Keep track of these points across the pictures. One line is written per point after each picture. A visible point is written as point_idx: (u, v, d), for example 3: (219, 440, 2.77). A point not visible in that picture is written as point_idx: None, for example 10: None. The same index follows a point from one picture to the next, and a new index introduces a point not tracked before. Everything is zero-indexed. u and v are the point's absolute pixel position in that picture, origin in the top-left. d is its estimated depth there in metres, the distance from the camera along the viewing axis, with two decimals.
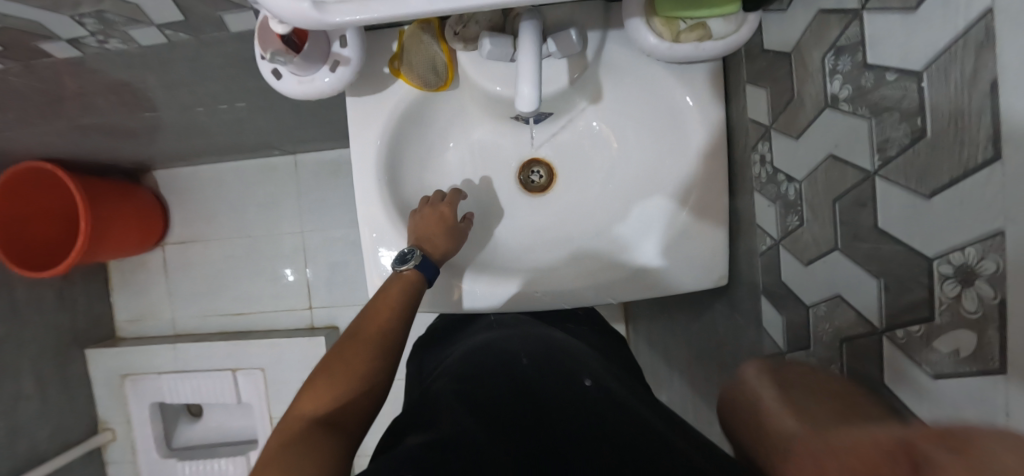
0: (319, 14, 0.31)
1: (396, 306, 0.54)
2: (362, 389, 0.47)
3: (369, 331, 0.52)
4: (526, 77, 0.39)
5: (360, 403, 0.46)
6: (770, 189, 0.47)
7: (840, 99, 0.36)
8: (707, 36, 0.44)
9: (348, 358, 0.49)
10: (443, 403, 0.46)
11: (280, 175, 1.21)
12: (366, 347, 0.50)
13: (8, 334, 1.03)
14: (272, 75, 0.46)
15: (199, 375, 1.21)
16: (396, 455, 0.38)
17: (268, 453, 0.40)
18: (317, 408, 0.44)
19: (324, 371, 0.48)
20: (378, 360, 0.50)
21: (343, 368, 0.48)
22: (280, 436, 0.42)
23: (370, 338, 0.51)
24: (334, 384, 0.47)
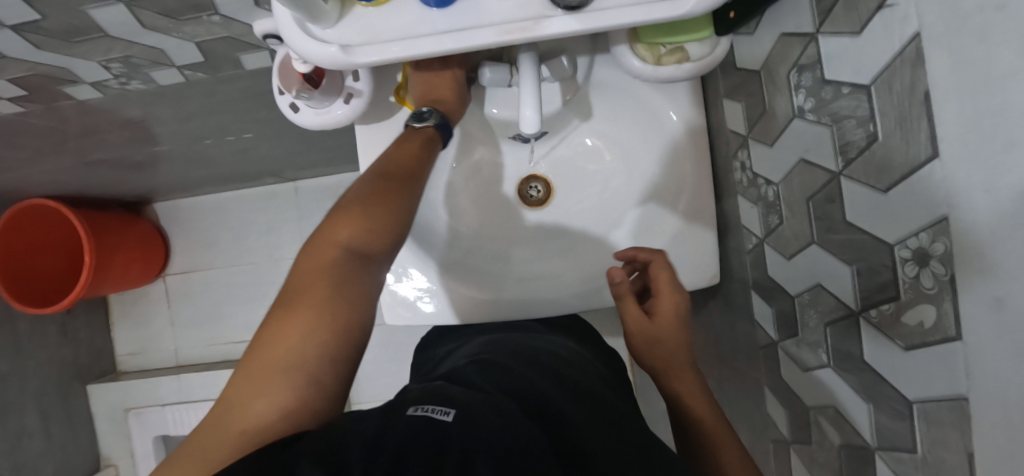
0: (346, 56, 0.35)
1: (402, 190, 0.47)
2: (392, 235, 0.44)
3: (376, 197, 0.45)
4: (530, 101, 0.44)
5: (383, 245, 0.44)
6: (752, 192, 0.52)
7: (806, 110, 0.41)
8: (685, 59, 0.49)
9: (367, 203, 0.44)
10: (453, 372, 0.47)
11: (280, 202, 1.24)
12: (372, 219, 0.43)
13: (12, 371, 1.03)
14: (290, 108, 0.49)
15: (204, 404, 1.21)
16: (426, 396, 0.39)
17: (306, 277, 0.41)
18: (352, 240, 0.42)
19: (331, 220, 0.43)
20: (382, 240, 0.44)
21: (349, 225, 0.43)
22: (318, 260, 0.42)
23: (376, 207, 0.44)
24: (369, 221, 0.43)
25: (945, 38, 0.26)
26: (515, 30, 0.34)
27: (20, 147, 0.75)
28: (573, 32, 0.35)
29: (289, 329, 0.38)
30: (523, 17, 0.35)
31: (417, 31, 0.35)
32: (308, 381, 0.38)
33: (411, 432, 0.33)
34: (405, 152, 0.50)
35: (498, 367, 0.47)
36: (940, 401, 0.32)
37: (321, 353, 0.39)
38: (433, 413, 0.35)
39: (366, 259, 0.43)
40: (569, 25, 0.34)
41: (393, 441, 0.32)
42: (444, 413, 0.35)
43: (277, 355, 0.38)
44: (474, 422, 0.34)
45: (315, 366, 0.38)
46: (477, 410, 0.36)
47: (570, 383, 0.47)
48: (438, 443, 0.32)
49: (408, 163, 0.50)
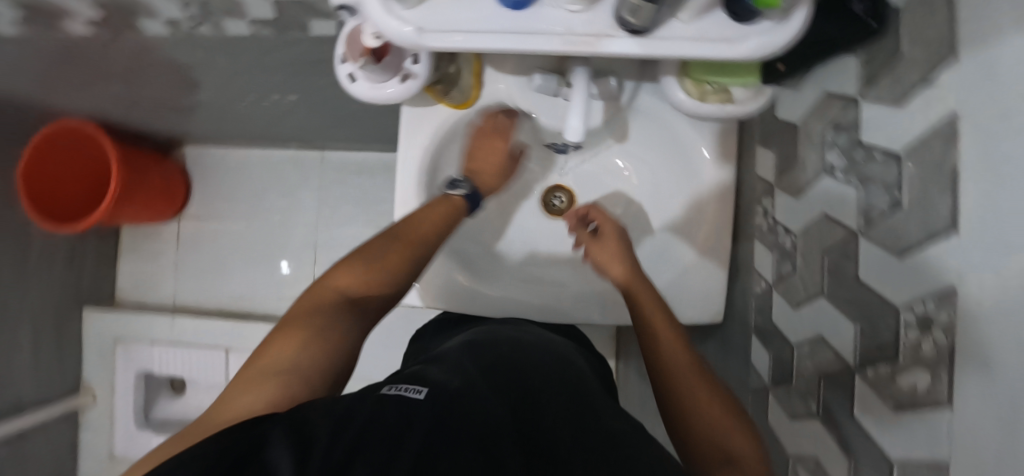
0: (417, 36, 0.37)
1: (406, 241, 0.51)
2: (389, 285, 0.49)
3: (377, 250, 0.50)
4: (576, 112, 0.46)
5: (380, 293, 0.49)
6: (769, 238, 0.53)
7: (835, 167, 0.43)
8: (728, 101, 0.51)
9: (372, 256, 0.49)
10: (442, 353, 0.49)
11: (304, 169, 1.27)
12: (371, 268, 0.48)
13: (17, 281, 1.05)
14: (347, 78, 0.51)
15: (192, 350, 1.23)
16: (407, 376, 0.41)
17: (304, 309, 0.45)
18: (351, 286, 0.47)
19: (334, 269, 0.49)
20: (379, 289, 0.49)
21: (349, 274, 0.48)
22: (316, 298, 0.46)
23: (379, 260, 0.49)
24: (370, 270, 0.48)
25: (979, 120, 0.28)
26: (576, 43, 0.36)
27: (78, 69, 0.78)
28: (632, 54, 0.37)
29: (278, 348, 0.41)
30: (588, 32, 0.37)
31: (486, 25, 0.37)
32: (289, 383, 0.39)
33: (378, 411, 0.34)
34: (429, 215, 0.54)
35: (483, 350, 0.48)
36: (920, 464, 0.33)
37: (306, 363, 0.40)
38: (405, 393, 0.37)
39: (357, 304, 0.47)
40: (629, 47, 0.36)
41: (358, 417, 0.33)
42: (414, 393, 0.37)
43: (265, 365, 0.40)
44: (443, 403, 0.36)
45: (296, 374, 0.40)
46: (451, 389, 0.38)
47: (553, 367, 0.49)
48: (402, 418, 0.33)
49: (427, 229, 0.53)
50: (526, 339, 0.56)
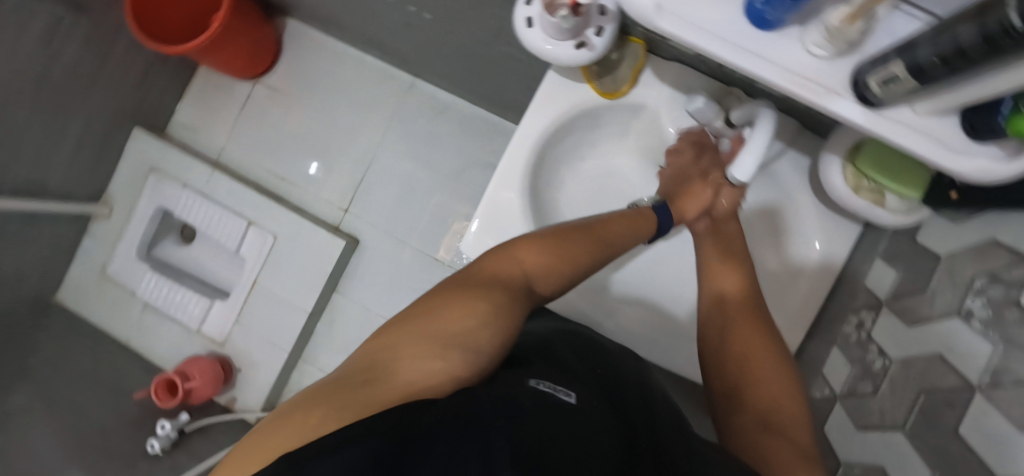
0: (654, 14, 0.35)
1: (589, 241, 0.51)
2: (565, 276, 0.49)
3: (564, 239, 0.50)
4: (755, 149, 0.41)
5: (553, 279, 0.49)
6: (855, 351, 0.52)
7: (975, 315, 0.40)
8: (881, 204, 0.49)
9: (558, 242, 0.49)
10: (539, 350, 0.49)
11: (389, 86, 1.26)
12: (551, 256, 0.48)
13: (89, 75, 1.04)
14: (524, 22, 0.49)
15: (215, 210, 1.22)
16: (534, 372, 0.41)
17: (488, 275, 0.44)
18: (534, 265, 0.47)
19: (518, 243, 0.48)
20: (557, 276, 0.49)
21: (535, 253, 0.48)
22: (500, 267, 0.46)
23: (564, 248, 0.49)
24: (554, 255, 0.48)
25: None
26: (805, 87, 0.35)
27: None
28: (851, 122, 0.35)
29: (464, 315, 0.39)
30: (820, 83, 0.35)
31: (726, 33, 0.35)
32: (476, 349, 0.38)
33: (549, 407, 0.35)
34: (619, 227, 0.54)
35: (585, 363, 0.49)
36: None
37: (494, 342, 0.39)
38: (558, 393, 0.38)
39: (533, 286, 0.47)
40: (854, 115, 0.34)
41: (537, 408, 0.34)
42: (565, 395, 0.38)
43: (450, 329, 0.38)
44: (593, 416, 0.37)
45: (484, 349, 0.38)
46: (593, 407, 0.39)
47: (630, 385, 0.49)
48: (576, 422, 0.34)
49: (618, 231, 0.54)
50: (605, 357, 0.55)
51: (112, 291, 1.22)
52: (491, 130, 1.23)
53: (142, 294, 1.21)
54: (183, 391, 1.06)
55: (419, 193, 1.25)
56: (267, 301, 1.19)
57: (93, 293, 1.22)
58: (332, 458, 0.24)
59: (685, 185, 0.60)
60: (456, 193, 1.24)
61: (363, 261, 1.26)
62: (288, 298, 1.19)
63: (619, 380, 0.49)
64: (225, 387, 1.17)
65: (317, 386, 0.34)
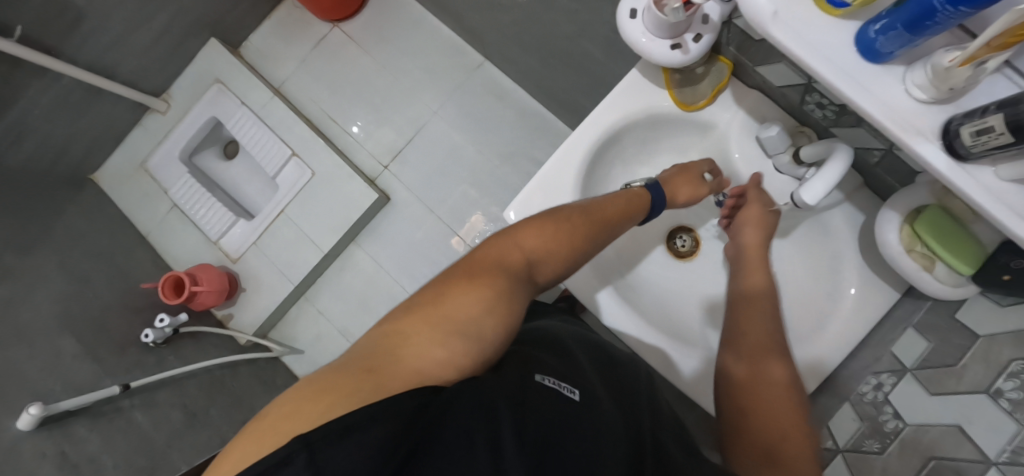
0: (769, 18, 0.36)
1: (603, 227, 0.48)
2: (569, 257, 0.46)
3: (563, 220, 0.46)
4: (827, 178, 0.42)
5: (559, 264, 0.45)
6: (867, 409, 0.53)
7: (1004, 395, 0.38)
8: (929, 269, 0.49)
9: (557, 224, 0.45)
10: (544, 339, 0.50)
11: (459, 61, 1.29)
12: (563, 241, 0.45)
13: None
14: (629, 12, 0.51)
15: (262, 134, 1.23)
16: (541, 362, 0.43)
17: (487, 261, 0.40)
18: (536, 248, 0.43)
19: (520, 226, 0.44)
20: (561, 260, 0.45)
21: (537, 236, 0.44)
22: (501, 252, 0.41)
23: (565, 233, 0.45)
24: (557, 239, 0.45)
25: None
26: (896, 124, 0.35)
27: None
28: (930, 168, 0.35)
29: (455, 300, 0.36)
30: (909, 124, 0.36)
31: (830, 55, 0.36)
32: (483, 339, 0.35)
33: (555, 408, 0.36)
34: (627, 206, 0.52)
35: (588, 358, 0.51)
36: None
37: (498, 334, 0.36)
38: (563, 388, 0.39)
39: (535, 274, 0.43)
40: (936, 161, 0.35)
41: (542, 411, 0.35)
42: (571, 392, 0.40)
43: (455, 315, 0.35)
44: (595, 413, 0.39)
45: (491, 338, 0.36)
46: (599, 403, 0.41)
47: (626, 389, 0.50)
48: (580, 423, 0.37)
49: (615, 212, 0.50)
50: (597, 354, 0.54)
51: (146, 184, 1.25)
52: (544, 127, 1.25)
53: (173, 194, 1.24)
54: (189, 293, 1.07)
55: (459, 168, 1.27)
56: (288, 232, 1.21)
57: (129, 182, 1.26)
58: (348, 442, 0.26)
59: (680, 174, 0.59)
60: (494, 178, 1.25)
61: (389, 218, 1.28)
62: (309, 235, 1.20)
63: (614, 382, 0.50)
64: (226, 302, 1.19)
65: (328, 368, 0.32)
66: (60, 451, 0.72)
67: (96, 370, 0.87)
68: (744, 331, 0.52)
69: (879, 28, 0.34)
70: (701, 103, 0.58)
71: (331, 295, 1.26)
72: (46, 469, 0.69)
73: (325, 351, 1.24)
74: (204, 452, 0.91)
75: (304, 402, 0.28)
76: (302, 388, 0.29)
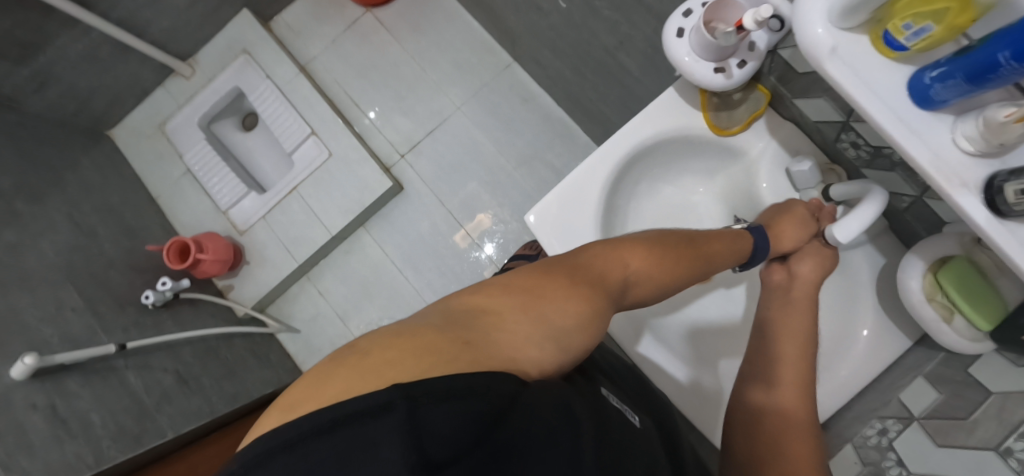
0: (826, 53, 0.36)
1: (695, 257, 0.48)
2: (664, 288, 0.45)
3: (665, 245, 0.46)
4: (863, 217, 0.43)
5: (653, 291, 0.45)
6: (870, 453, 0.52)
7: (1014, 454, 0.37)
8: (948, 320, 0.48)
9: (661, 248, 0.45)
10: (595, 357, 0.52)
11: (488, 61, 1.30)
12: (658, 267, 0.44)
13: None
14: (675, 30, 0.51)
15: (284, 111, 1.24)
16: (591, 378, 0.43)
17: (594, 269, 0.40)
18: (639, 268, 0.43)
19: (628, 242, 0.44)
20: (657, 286, 0.44)
21: (642, 259, 0.43)
22: (607, 262, 0.41)
23: (667, 258, 0.45)
24: (660, 264, 0.44)
25: None
26: (940, 172, 0.35)
27: None
28: (971, 220, 0.35)
29: (565, 303, 0.36)
30: (955, 174, 0.35)
31: (884, 97, 0.36)
32: (571, 348, 0.35)
33: (620, 428, 0.38)
34: (723, 244, 0.51)
35: (623, 378, 0.52)
36: None
37: (586, 345, 0.37)
38: (624, 413, 0.41)
39: (631, 293, 0.43)
40: (978, 214, 0.35)
41: (611, 429, 0.36)
42: (630, 418, 0.41)
43: (560, 318, 0.35)
44: (646, 442, 0.40)
45: (572, 349, 0.36)
46: (644, 429, 0.42)
47: (659, 415, 0.50)
48: (637, 446, 0.38)
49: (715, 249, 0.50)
50: (635, 374, 0.56)
51: (163, 146, 1.25)
52: (564, 134, 1.25)
53: (188, 159, 1.24)
54: (194, 260, 1.07)
55: (476, 166, 1.27)
56: (298, 209, 1.21)
57: (145, 142, 1.26)
58: (447, 411, 0.25)
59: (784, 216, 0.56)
60: (509, 179, 1.26)
61: (400, 207, 1.27)
62: (319, 215, 1.20)
63: (651, 404, 0.51)
64: (228, 273, 1.18)
65: (415, 326, 0.32)
66: (51, 404, 0.72)
67: (94, 326, 0.86)
68: (781, 356, 0.52)
69: (937, 75, 0.34)
70: (736, 129, 0.58)
71: (333, 277, 1.26)
72: (35, 420, 0.68)
73: (321, 332, 1.24)
74: (192, 421, 0.90)
75: (410, 358, 0.28)
76: (401, 341, 0.29)
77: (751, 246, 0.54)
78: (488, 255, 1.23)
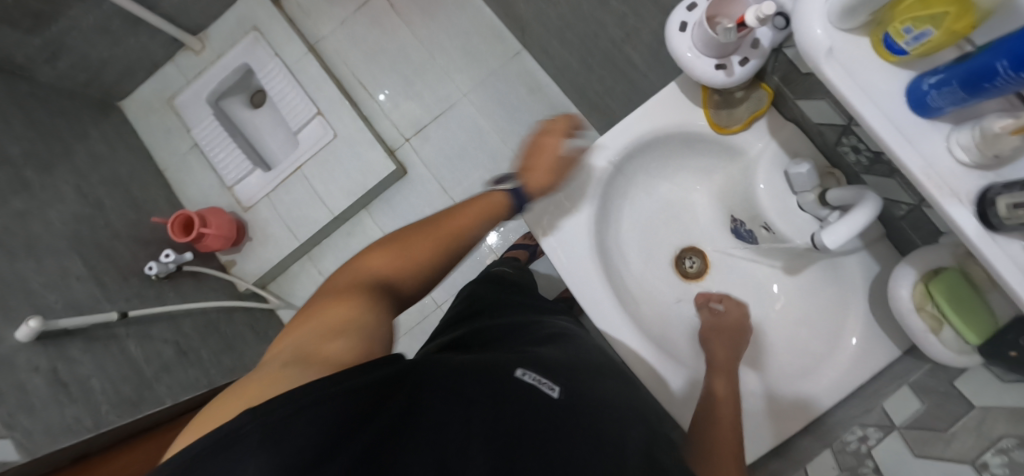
0: (824, 56, 0.35)
1: (447, 239, 0.56)
2: (422, 269, 0.54)
3: (403, 237, 0.55)
4: (851, 227, 0.41)
5: (409, 275, 0.53)
6: (849, 460, 0.52)
7: (988, 468, 0.37)
8: (935, 331, 0.48)
9: (388, 249, 0.54)
10: (538, 342, 0.53)
11: (497, 48, 1.28)
12: (398, 256, 0.53)
13: None
14: (679, 25, 0.50)
15: (290, 89, 1.24)
16: (524, 361, 0.45)
17: (343, 284, 0.49)
18: (379, 268, 0.52)
19: (367, 252, 0.54)
20: (412, 270, 0.53)
21: (382, 256, 0.53)
22: (348, 279, 0.49)
23: (407, 243, 0.54)
24: (402, 266, 0.53)
25: None
26: (931, 182, 0.35)
27: None
28: (961, 233, 0.34)
29: (339, 310, 0.44)
30: (947, 185, 0.35)
31: (878, 102, 0.35)
32: (366, 326, 0.43)
33: (524, 403, 0.39)
34: (473, 206, 0.60)
35: (592, 361, 0.52)
36: None
37: (379, 326, 0.44)
38: (543, 385, 0.42)
39: (386, 285, 0.51)
40: (967, 226, 0.34)
41: (504, 409, 0.38)
42: (549, 386, 0.42)
43: (333, 320, 0.43)
44: (572, 407, 0.41)
45: (373, 329, 0.43)
46: (571, 394, 0.42)
47: (624, 386, 0.50)
48: (545, 417, 0.39)
49: (469, 212, 0.59)
50: (605, 355, 0.57)
51: (171, 121, 1.27)
52: None
53: (196, 134, 1.25)
54: (197, 234, 1.08)
55: (480, 153, 1.27)
56: (302, 189, 1.22)
57: (155, 116, 1.27)
58: (261, 431, 0.31)
59: (542, 158, 0.62)
60: (513, 168, 1.25)
61: (403, 191, 1.28)
62: (322, 196, 1.21)
63: (610, 374, 0.51)
64: (231, 248, 1.20)
65: (258, 370, 0.38)
66: (52, 367, 0.74)
67: (97, 294, 0.89)
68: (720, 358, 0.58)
69: (934, 81, 0.33)
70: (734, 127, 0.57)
71: (334, 258, 1.27)
72: (36, 382, 0.71)
73: None
74: (189, 391, 0.93)
75: (236, 399, 0.34)
76: (230, 393, 0.36)
77: (506, 199, 0.61)
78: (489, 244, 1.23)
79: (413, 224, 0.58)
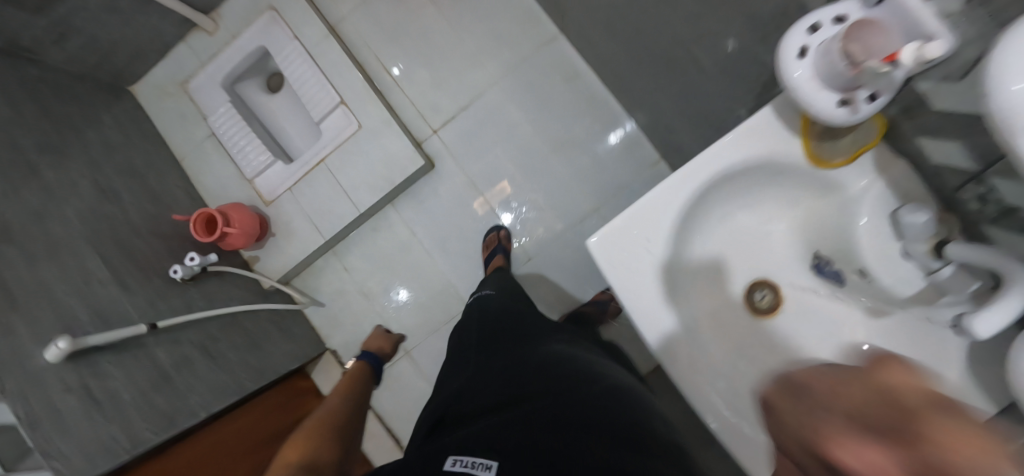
0: None
1: (319, 434, 0.70)
2: (316, 457, 0.65)
3: (297, 441, 0.69)
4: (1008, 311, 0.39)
5: (315, 466, 0.63)
6: None
7: None
8: None
9: (292, 445, 0.67)
10: (503, 395, 0.56)
11: (532, 30, 1.19)
12: (294, 450, 0.67)
13: None
14: (797, 50, 0.43)
15: (312, 75, 1.15)
16: (469, 441, 0.49)
17: None
18: (293, 460, 0.64)
19: (280, 455, 0.67)
20: (318, 450, 0.67)
21: (292, 451, 0.66)
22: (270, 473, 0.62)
23: (297, 446, 0.67)
24: (298, 452, 0.66)
25: None
26: None
27: None
28: None
29: None
30: None
31: None
32: None
33: None
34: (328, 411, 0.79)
35: (561, 398, 0.53)
36: None
37: None
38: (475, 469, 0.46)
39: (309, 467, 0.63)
40: None
41: None
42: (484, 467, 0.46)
43: None
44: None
45: None
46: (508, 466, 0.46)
47: (600, 416, 0.50)
48: None
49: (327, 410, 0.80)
50: (581, 375, 0.57)
51: (185, 106, 1.19)
52: (609, 117, 1.16)
53: (211, 122, 1.18)
54: (220, 233, 1.04)
55: (512, 147, 1.19)
56: (325, 183, 1.16)
57: (167, 102, 1.19)
58: None
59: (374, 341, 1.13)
60: (547, 163, 1.18)
61: (430, 186, 1.21)
62: (347, 191, 1.15)
63: (583, 406, 0.51)
64: (254, 245, 1.16)
65: None
66: (84, 385, 0.71)
67: (123, 300, 0.84)
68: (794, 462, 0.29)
69: None
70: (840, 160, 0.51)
71: (359, 253, 1.23)
72: (69, 402, 0.68)
73: (345, 308, 1.22)
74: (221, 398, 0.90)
75: None
76: None
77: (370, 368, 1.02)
78: (505, 224, 1.18)
79: (295, 432, 0.73)
